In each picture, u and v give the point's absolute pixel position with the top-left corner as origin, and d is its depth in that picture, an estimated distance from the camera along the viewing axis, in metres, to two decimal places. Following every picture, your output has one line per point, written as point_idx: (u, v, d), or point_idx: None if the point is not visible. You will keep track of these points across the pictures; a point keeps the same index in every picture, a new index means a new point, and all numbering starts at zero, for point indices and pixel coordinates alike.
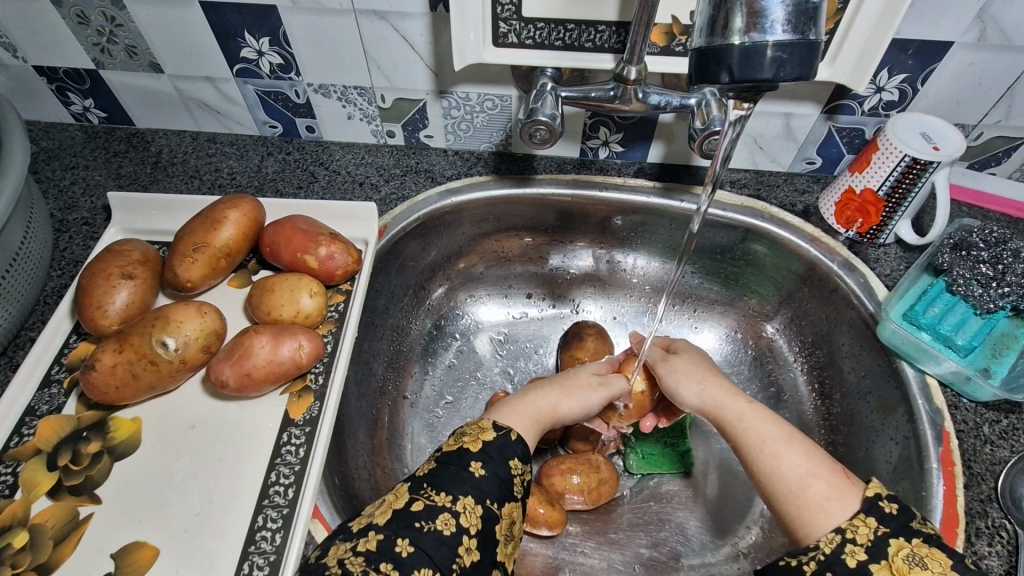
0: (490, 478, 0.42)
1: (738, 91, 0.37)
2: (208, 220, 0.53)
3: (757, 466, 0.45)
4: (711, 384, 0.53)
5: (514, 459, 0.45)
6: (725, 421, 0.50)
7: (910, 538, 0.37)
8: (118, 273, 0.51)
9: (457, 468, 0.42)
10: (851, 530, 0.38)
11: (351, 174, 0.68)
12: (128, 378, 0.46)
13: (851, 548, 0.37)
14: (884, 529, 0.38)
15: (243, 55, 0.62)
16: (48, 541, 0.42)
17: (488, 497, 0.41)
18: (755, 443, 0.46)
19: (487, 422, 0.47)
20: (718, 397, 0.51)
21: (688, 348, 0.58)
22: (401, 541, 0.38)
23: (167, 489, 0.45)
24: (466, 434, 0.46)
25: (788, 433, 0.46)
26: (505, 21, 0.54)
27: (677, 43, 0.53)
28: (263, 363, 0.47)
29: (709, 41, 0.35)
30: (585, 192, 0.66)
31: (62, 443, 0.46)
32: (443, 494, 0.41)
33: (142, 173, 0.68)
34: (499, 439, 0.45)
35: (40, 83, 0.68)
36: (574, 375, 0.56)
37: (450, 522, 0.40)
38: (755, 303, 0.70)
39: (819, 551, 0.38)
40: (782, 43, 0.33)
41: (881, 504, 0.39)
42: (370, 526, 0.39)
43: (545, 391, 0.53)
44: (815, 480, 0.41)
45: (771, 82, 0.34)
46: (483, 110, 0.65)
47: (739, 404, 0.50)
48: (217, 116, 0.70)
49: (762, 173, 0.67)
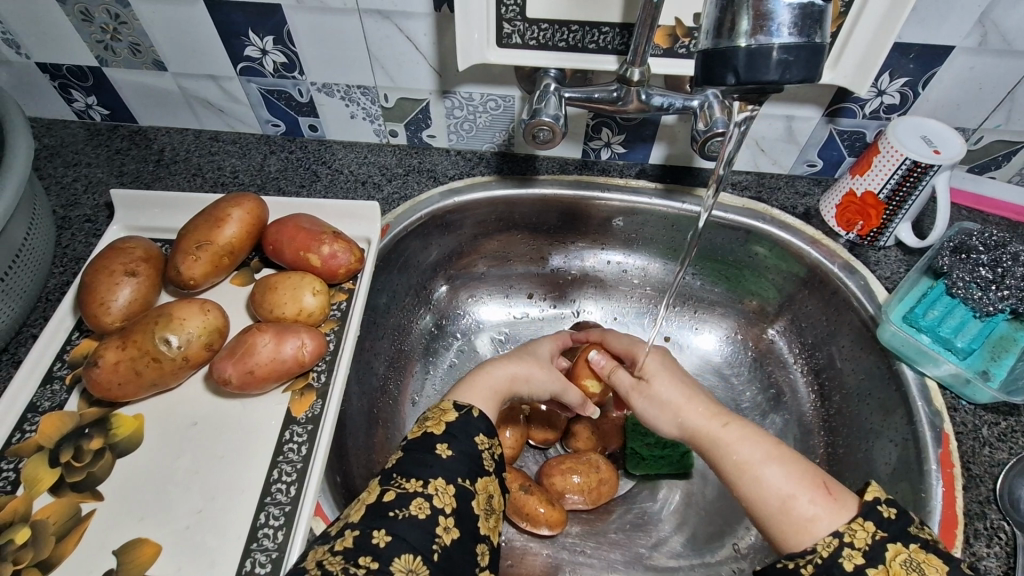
0: (458, 456, 0.43)
1: (745, 93, 0.37)
2: (212, 218, 0.53)
3: (740, 492, 0.44)
4: (688, 410, 0.50)
5: (479, 435, 0.45)
6: (703, 444, 0.48)
7: (908, 545, 0.37)
8: (121, 271, 0.51)
9: (423, 452, 0.43)
10: (849, 534, 0.38)
11: (354, 173, 0.68)
12: (131, 375, 0.46)
13: (848, 551, 0.38)
14: (883, 533, 0.38)
15: (247, 54, 0.62)
16: (50, 537, 0.42)
17: (460, 475, 0.42)
18: (733, 467, 0.45)
19: (448, 404, 0.47)
20: (696, 422, 0.49)
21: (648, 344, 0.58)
22: (377, 533, 0.38)
23: (170, 487, 0.45)
24: (427, 419, 0.46)
25: (767, 450, 0.44)
26: (510, 21, 0.54)
27: (680, 44, 0.53)
28: (265, 361, 0.47)
29: (716, 43, 0.35)
30: (587, 192, 0.67)
31: (64, 440, 0.46)
32: (412, 480, 0.41)
33: (144, 171, 0.68)
34: (461, 418, 0.46)
35: (43, 80, 0.68)
36: (527, 351, 0.57)
37: (424, 506, 0.40)
38: (756, 305, 0.70)
39: (816, 554, 0.38)
40: (789, 45, 0.33)
41: (880, 509, 0.39)
42: (346, 525, 0.39)
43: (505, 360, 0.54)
44: (801, 499, 0.41)
45: (777, 83, 0.35)
46: (486, 110, 0.65)
47: (716, 427, 0.47)
48: (221, 115, 0.70)
49: (763, 175, 0.67)
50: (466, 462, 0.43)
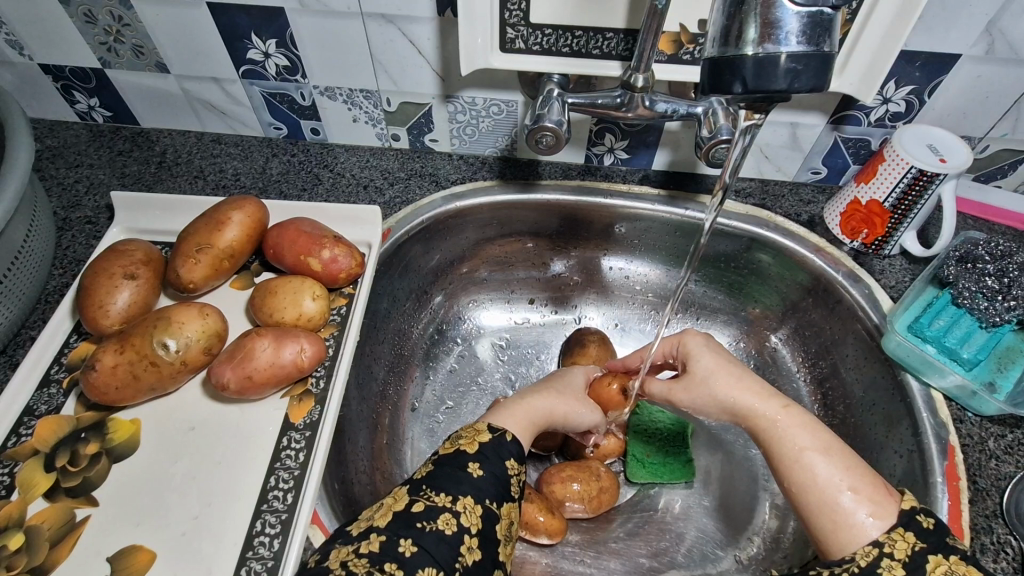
0: (488, 478, 0.43)
1: (752, 102, 0.36)
2: (213, 221, 0.53)
3: (791, 476, 0.44)
4: (741, 387, 0.49)
5: (509, 459, 0.46)
6: (759, 427, 0.47)
7: (948, 555, 0.37)
8: (121, 273, 0.50)
9: (454, 468, 0.43)
10: (889, 544, 0.38)
11: (355, 177, 0.68)
12: (129, 379, 0.46)
13: (887, 562, 0.37)
14: (922, 544, 0.37)
15: (250, 56, 0.62)
16: (44, 543, 0.42)
17: (487, 496, 0.42)
18: (786, 455, 0.45)
19: (482, 425, 0.48)
20: (751, 401, 0.48)
21: (697, 339, 0.53)
22: (404, 542, 0.38)
23: (166, 492, 0.45)
24: (461, 437, 0.46)
25: (824, 440, 0.44)
26: (514, 26, 0.53)
27: (685, 51, 0.52)
28: (264, 366, 0.47)
29: (722, 51, 0.35)
30: (590, 198, 0.66)
31: (60, 445, 0.46)
32: (442, 495, 0.41)
33: (146, 173, 0.68)
34: (494, 440, 0.46)
35: (46, 81, 0.68)
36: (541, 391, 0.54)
37: (451, 522, 0.40)
38: (759, 312, 0.69)
39: (854, 563, 0.38)
40: (796, 54, 0.33)
41: (919, 518, 0.39)
42: (374, 529, 0.39)
43: (542, 394, 0.54)
44: (857, 501, 0.40)
45: (784, 92, 0.34)
46: (489, 115, 0.65)
47: (774, 407, 0.47)
48: (223, 117, 0.70)
49: (767, 182, 0.67)
50: (491, 484, 0.43)
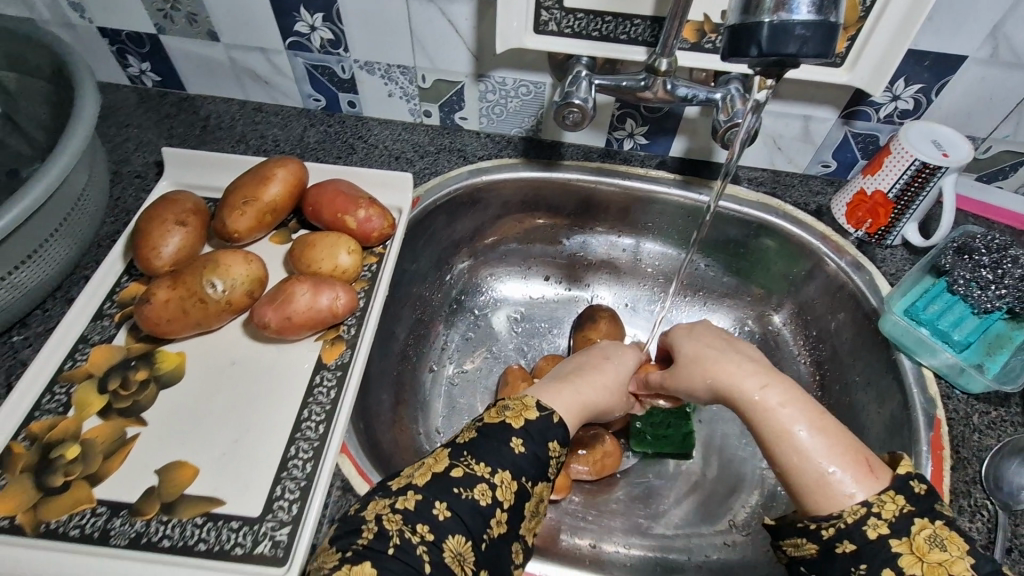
0: (528, 456, 0.44)
1: (767, 67, 0.40)
2: (259, 176, 0.57)
3: (776, 455, 0.44)
4: (717, 372, 0.50)
5: (552, 441, 0.46)
6: (738, 407, 0.48)
7: (934, 519, 0.37)
8: (172, 220, 0.54)
9: (498, 441, 0.44)
10: (878, 505, 0.38)
11: (388, 149, 0.72)
12: (179, 314, 0.50)
13: (874, 520, 0.37)
14: (911, 508, 0.37)
15: (297, 29, 0.66)
16: (97, 455, 0.46)
17: (523, 474, 0.43)
18: (772, 434, 0.44)
19: (530, 400, 0.48)
20: (733, 380, 0.49)
21: (682, 333, 0.57)
22: (440, 505, 0.40)
23: (208, 418, 0.48)
24: (508, 408, 0.47)
25: (810, 418, 0.44)
26: (548, 9, 0.56)
27: (707, 40, 0.56)
28: (303, 310, 0.51)
29: (743, 19, 0.38)
30: (608, 179, 0.70)
31: (112, 370, 0.50)
32: (482, 464, 0.42)
33: (191, 135, 0.72)
34: (540, 420, 0.47)
35: (103, 44, 0.72)
36: (583, 379, 0.55)
37: (487, 493, 0.41)
38: (764, 298, 0.73)
39: (841, 519, 0.38)
40: (807, 22, 0.37)
41: (912, 484, 0.39)
42: (410, 485, 0.41)
43: (585, 381, 0.55)
44: (838, 471, 0.40)
45: (795, 58, 0.38)
46: (518, 95, 0.68)
47: (755, 387, 0.47)
48: (266, 87, 0.74)
49: (778, 173, 0.70)
50: (529, 462, 0.44)
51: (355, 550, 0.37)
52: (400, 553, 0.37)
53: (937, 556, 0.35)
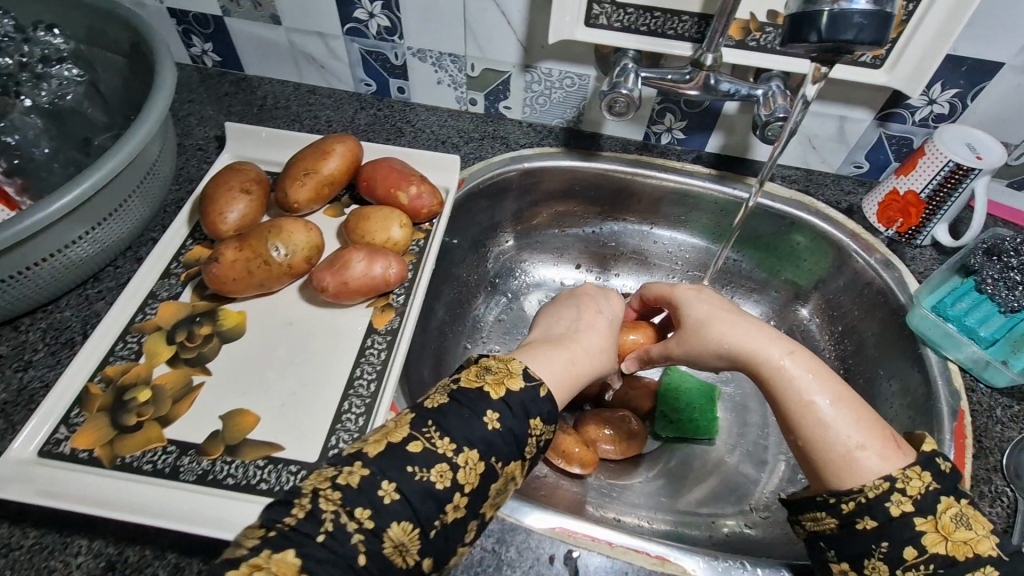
0: (502, 434, 0.40)
1: (822, 53, 0.43)
2: (319, 151, 0.60)
3: (801, 430, 0.45)
4: (732, 337, 0.52)
5: (533, 417, 0.42)
6: (760, 375, 0.50)
7: (958, 499, 0.39)
8: (238, 187, 0.58)
9: (471, 413, 0.40)
10: (903, 480, 0.40)
11: (434, 134, 0.75)
12: (244, 274, 0.53)
13: (897, 496, 0.39)
14: (936, 485, 0.39)
15: (356, 16, 0.69)
16: (167, 398, 0.50)
17: (494, 454, 0.40)
18: (797, 408, 0.46)
19: (516, 367, 0.44)
20: (753, 346, 0.50)
21: (688, 292, 0.56)
22: (386, 485, 0.36)
23: (268, 372, 0.52)
24: (490, 372, 0.43)
25: (837, 396, 0.46)
26: (600, 3, 0.59)
27: (752, 38, 0.58)
28: (358, 276, 0.54)
29: (804, 7, 0.41)
30: (644, 171, 0.73)
31: (178, 324, 0.54)
32: (445, 440, 0.39)
33: (249, 113, 0.76)
34: (524, 391, 0.43)
35: (170, 24, 0.76)
36: (579, 342, 0.52)
37: (446, 474, 0.38)
38: (792, 293, 0.75)
39: (862, 494, 0.40)
40: (865, 10, 0.39)
41: (937, 460, 0.41)
42: (359, 458, 0.37)
43: (575, 342, 0.51)
44: (862, 443, 0.43)
45: (851, 43, 0.40)
46: (562, 87, 0.71)
47: (777, 359, 0.49)
48: (320, 71, 0.78)
49: (811, 172, 0.72)
50: (503, 442, 0.40)
51: (277, 531, 0.33)
52: (332, 539, 0.33)
53: (961, 534, 0.37)
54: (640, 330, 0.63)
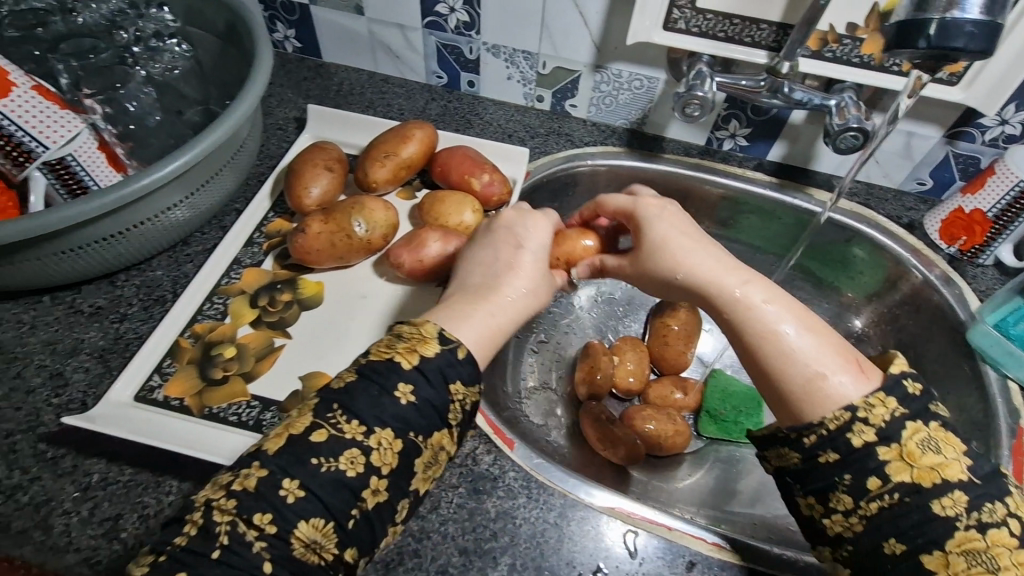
0: (416, 406, 0.40)
1: (926, 61, 0.43)
2: (399, 135, 0.63)
3: (768, 360, 0.45)
4: (689, 263, 0.50)
5: (453, 383, 0.42)
6: (714, 302, 0.49)
7: (928, 424, 0.40)
8: (323, 165, 0.61)
9: (380, 390, 0.40)
10: (865, 410, 0.40)
11: (501, 127, 0.78)
12: (327, 246, 0.56)
13: (859, 427, 0.40)
14: (903, 411, 0.40)
15: (437, 10, 0.72)
16: (251, 357, 0.53)
17: (412, 429, 0.40)
18: (760, 338, 0.46)
19: (432, 331, 0.44)
20: (710, 274, 0.49)
21: (650, 209, 0.53)
22: (288, 484, 0.37)
23: (345, 340, 0.55)
24: (401, 341, 0.43)
25: (802, 322, 0.46)
26: (680, 8, 0.61)
27: (829, 49, 0.60)
28: (433, 256, 0.56)
29: (914, 14, 0.42)
30: (704, 175, 0.74)
31: (261, 289, 0.57)
32: (353, 424, 0.39)
33: (326, 98, 0.79)
34: (439, 356, 0.42)
35: (258, 10, 0.80)
36: (503, 293, 0.49)
37: (357, 459, 0.38)
38: (844, 306, 0.75)
39: (824, 427, 0.41)
40: (977, 20, 0.40)
41: (906, 383, 0.41)
42: (259, 457, 0.38)
43: (511, 277, 0.50)
44: (823, 371, 0.43)
45: (959, 52, 0.41)
46: (631, 88, 0.73)
47: (733, 285, 0.48)
48: (395, 61, 0.81)
49: (872, 186, 0.73)
50: (418, 413, 0.40)
51: (168, 553, 0.35)
52: (231, 549, 0.35)
53: (927, 460, 0.39)
54: (591, 236, 0.58)
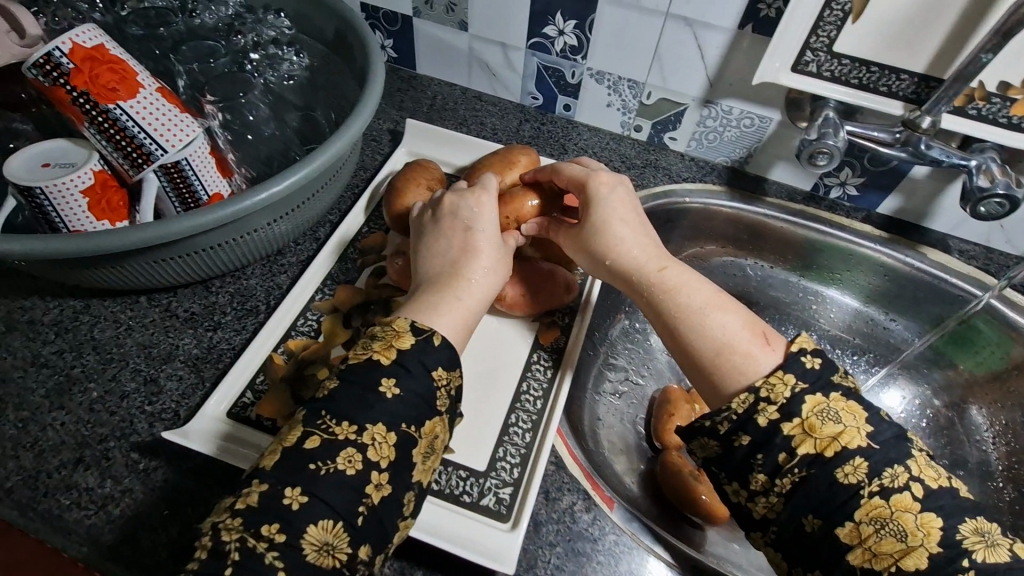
0: (402, 399, 0.40)
1: None
2: (506, 159, 0.60)
3: (676, 336, 0.48)
4: (619, 249, 0.52)
5: (435, 369, 0.43)
6: (636, 286, 0.51)
7: (829, 395, 0.41)
8: (426, 184, 0.60)
9: (362, 388, 0.40)
10: (767, 388, 0.42)
11: (596, 155, 0.75)
12: None
13: (763, 407, 0.41)
14: (802, 387, 0.41)
15: (545, 31, 0.70)
16: None
17: (401, 421, 0.40)
18: (675, 312, 0.48)
19: (405, 325, 0.44)
20: (635, 260, 0.51)
21: (602, 188, 0.53)
22: (290, 493, 0.36)
23: None
24: (376, 340, 0.43)
25: (708, 298, 0.48)
26: (814, 50, 0.58)
27: (974, 105, 0.56)
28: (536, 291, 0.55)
29: None
30: (809, 225, 0.71)
31: (353, 309, 0.56)
32: (343, 425, 0.39)
33: (420, 111, 0.78)
34: (415, 346, 0.43)
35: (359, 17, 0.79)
36: (467, 277, 0.49)
37: (354, 459, 0.38)
38: (951, 375, 0.70)
39: (732, 411, 0.42)
40: None
41: (804, 359, 0.43)
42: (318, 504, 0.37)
43: (471, 261, 0.50)
44: (733, 343, 0.45)
45: None
46: (739, 126, 0.69)
47: (653, 274, 0.51)
48: (490, 78, 0.79)
49: (992, 250, 0.68)
50: (406, 405, 0.41)
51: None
52: (244, 564, 0.34)
53: (828, 430, 0.39)
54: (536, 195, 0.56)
